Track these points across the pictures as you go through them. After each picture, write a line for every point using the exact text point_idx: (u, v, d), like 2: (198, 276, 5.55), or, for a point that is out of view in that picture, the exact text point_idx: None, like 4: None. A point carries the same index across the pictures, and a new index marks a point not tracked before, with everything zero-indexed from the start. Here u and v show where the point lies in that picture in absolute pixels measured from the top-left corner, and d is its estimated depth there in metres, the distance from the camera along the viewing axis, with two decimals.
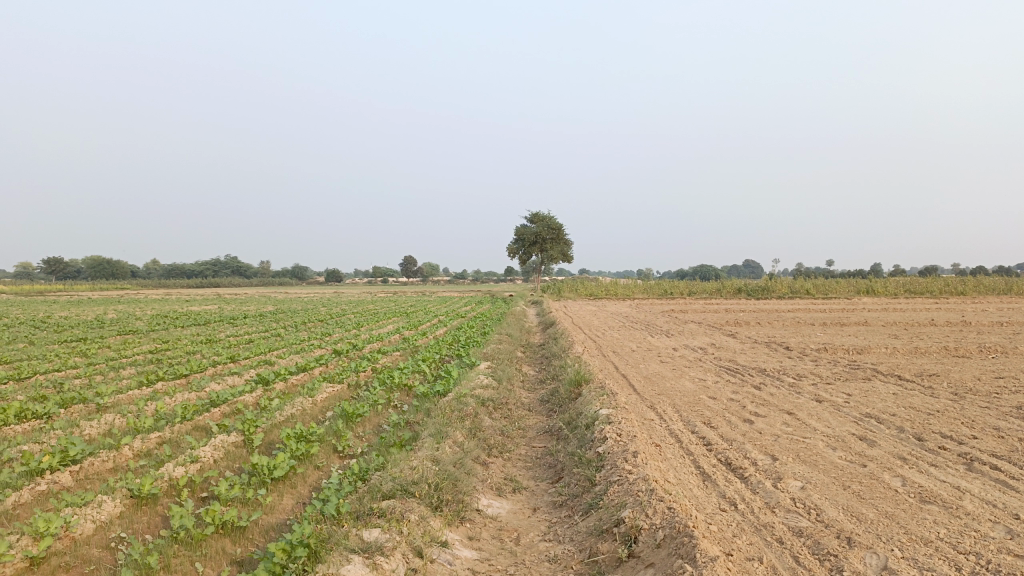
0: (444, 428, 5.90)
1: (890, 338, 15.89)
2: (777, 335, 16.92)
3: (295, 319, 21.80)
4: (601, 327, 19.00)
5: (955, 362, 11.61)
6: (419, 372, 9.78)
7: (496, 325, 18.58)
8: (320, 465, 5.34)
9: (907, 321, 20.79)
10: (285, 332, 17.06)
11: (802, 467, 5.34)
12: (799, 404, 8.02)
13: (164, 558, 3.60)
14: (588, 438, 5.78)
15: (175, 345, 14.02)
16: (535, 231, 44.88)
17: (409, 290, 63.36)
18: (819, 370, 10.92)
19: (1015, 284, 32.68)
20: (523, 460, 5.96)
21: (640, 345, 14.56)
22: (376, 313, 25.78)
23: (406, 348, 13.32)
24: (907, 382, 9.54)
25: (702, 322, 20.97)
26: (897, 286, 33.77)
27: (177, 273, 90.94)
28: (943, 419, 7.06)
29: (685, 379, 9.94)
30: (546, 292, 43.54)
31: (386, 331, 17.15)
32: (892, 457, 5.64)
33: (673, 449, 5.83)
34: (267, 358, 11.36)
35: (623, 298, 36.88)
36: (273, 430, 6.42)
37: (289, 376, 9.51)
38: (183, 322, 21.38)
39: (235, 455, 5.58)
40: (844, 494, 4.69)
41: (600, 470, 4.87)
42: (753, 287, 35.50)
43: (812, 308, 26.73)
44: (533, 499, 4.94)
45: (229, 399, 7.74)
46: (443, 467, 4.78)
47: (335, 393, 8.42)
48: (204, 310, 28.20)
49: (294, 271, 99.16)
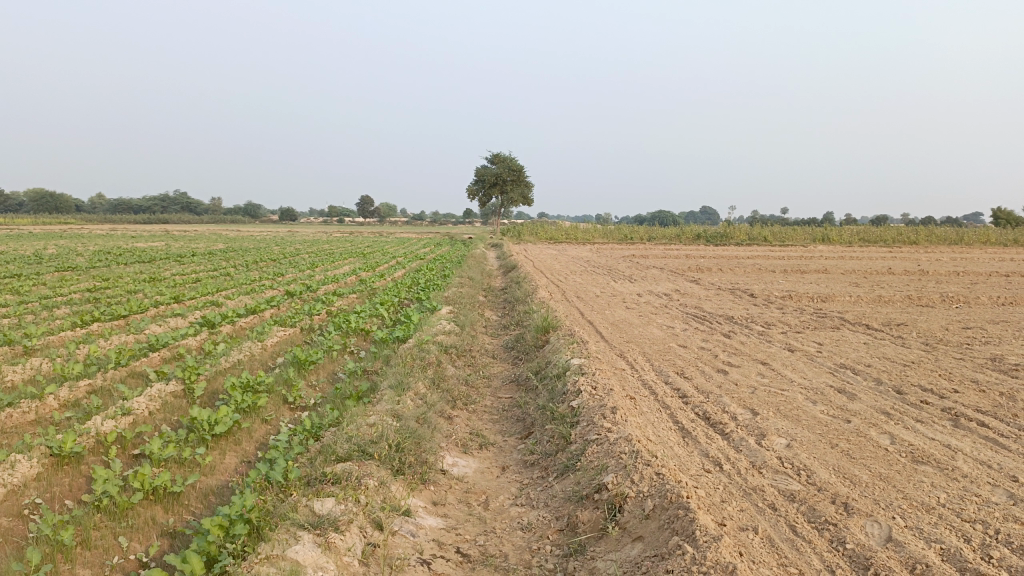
0: (405, 378, 5.46)
1: (852, 286, 15.87)
2: (740, 281, 16.78)
3: (246, 258, 20.92)
4: (563, 272, 18.63)
5: (920, 312, 11.53)
6: (377, 316, 9.31)
7: (456, 268, 18.03)
8: (268, 419, 4.87)
9: (864, 269, 20.87)
10: (235, 271, 16.29)
11: (784, 421, 5.05)
12: (771, 354, 7.76)
13: (82, 531, 3.12)
14: (560, 390, 5.40)
15: (116, 283, 13.24)
16: (496, 172, 44.03)
17: (365, 229, 62.29)
18: (787, 318, 10.74)
19: (966, 235, 33.20)
20: (489, 413, 5.59)
21: (605, 290, 14.25)
22: (333, 253, 24.96)
23: (363, 290, 12.77)
24: (876, 332, 9.38)
25: (664, 268, 20.70)
26: (851, 235, 34.08)
27: (124, 209, 87.94)
28: (920, 371, 6.88)
29: (653, 327, 9.63)
30: (506, 234, 42.99)
31: (341, 272, 16.51)
32: (875, 412, 5.39)
33: (648, 401, 5.50)
34: (214, 299, 10.72)
35: (583, 242, 36.50)
36: (217, 378, 5.90)
37: (238, 318, 8.93)
38: (126, 259, 20.37)
39: (173, 407, 5.08)
40: (833, 453, 4.40)
41: (575, 427, 4.49)
42: (712, 234, 35.42)
43: (770, 255, 26.75)
44: (501, 457, 4.56)
45: (171, 343, 7.17)
46: (404, 423, 4.35)
47: (287, 338, 7.89)
48: (151, 247, 26.99)
49: (248, 209, 96.72)
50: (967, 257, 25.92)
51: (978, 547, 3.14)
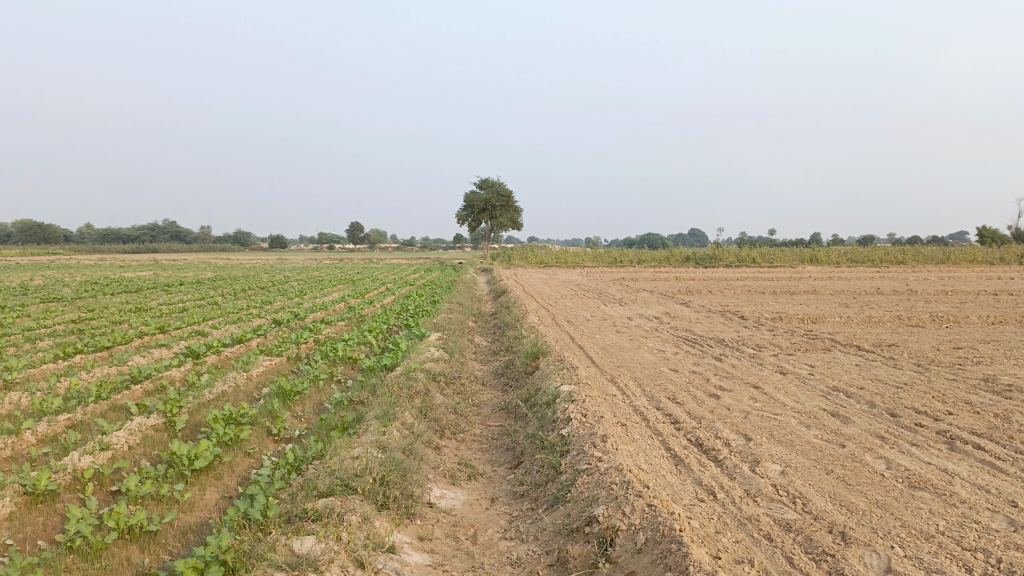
0: (391, 408, 5.35)
1: (842, 307, 15.86)
2: (731, 304, 16.75)
3: (234, 286, 20.76)
4: (553, 296, 18.58)
5: (910, 332, 11.50)
6: (365, 344, 9.19)
7: (445, 293, 17.94)
8: (251, 451, 4.75)
9: (853, 290, 20.90)
10: (222, 300, 16.14)
11: (778, 447, 4.97)
12: (763, 377, 7.69)
13: (53, 574, 2.99)
14: (549, 418, 5.30)
15: (101, 313, 13.07)
16: (484, 198, 44.11)
17: (355, 256, 62.16)
18: (778, 340, 10.69)
19: (953, 254, 33.38)
20: (477, 442, 5.48)
21: (595, 314, 14.19)
22: (321, 280, 24.84)
23: (352, 317, 12.66)
24: (868, 353, 9.33)
25: (654, 291, 20.65)
26: (840, 256, 34.23)
27: (112, 238, 87.56)
28: (913, 393, 6.83)
29: (644, 351, 9.55)
30: (496, 259, 42.98)
31: (330, 300, 16.37)
32: (870, 436, 5.31)
33: (640, 428, 5.41)
34: (199, 329, 10.56)
35: (573, 266, 36.51)
36: (199, 411, 5.77)
37: (223, 348, 8.79)
38: (113, 288, 20.18)
39: (153, 441, 4.96)
40: (828, 479, 4.32)
41: (565, 457, 4.39)
42: (702, 256, 35.50)
43: (759, 277, 26.79)
44: (490, 489, 4.45)
45: (153, 374, 7.03)
46: (389, 455, 4.25)
47: (272, 367, 7.77)
48: (138, 278, 26.75)
49: (237, 236, 96.50)
50: (955, 276, 26.04)
51: None
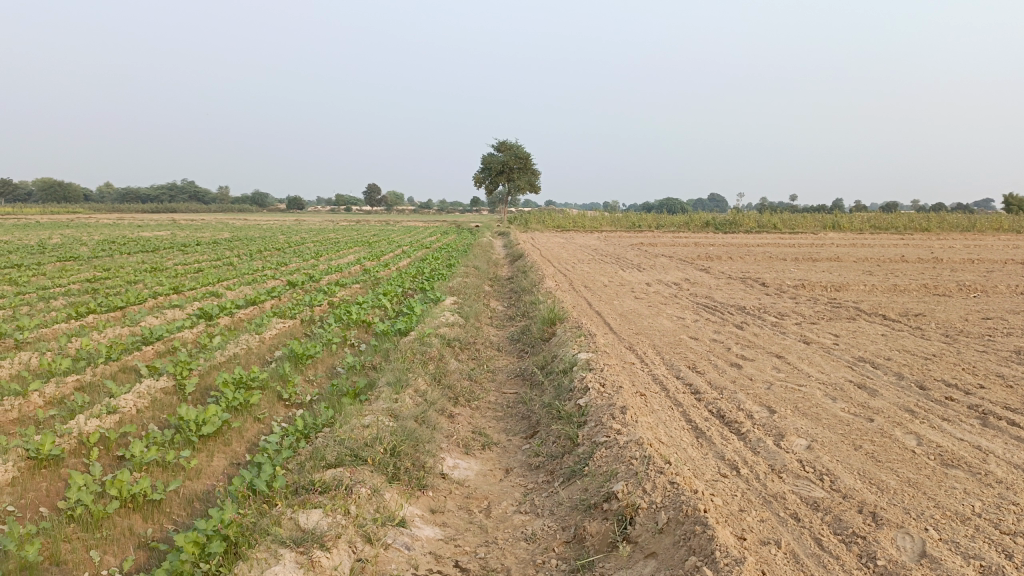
0: (404, 374, 5.22)
1: (865, 274, 15.54)
2: (751, 270, 16.46)
3: (251, 247, 20.74)
4: (570, 260, 18.35)
5: (936, 301, 11.20)
6: (380, 307, 9.06)
7: (462, 257, 17.77)
8: (260, 417, 4.64)
9: (877, 257, 20.51)
10: (238, 260, 16.09)
11: (803, 420, 4.79)
12: (786, 347, 7.49)
13: (52, 545, 2.90)
14: (566, 387, 5.15)
15: (117, 273, 13.04)
16: (502, 160, 43.69)
17: (372, 218, 62.05)
18: (800, 308, 10.45)
19: (979, 222, 32.69)
20: (492, 409, 5.36)
21: (613, 279, 13.97)
22: (338, 242, 24.78)
23: (367, 280, 12.52)
24: (894, 323, 9.07)
25: (672, 257, 20.37)
26: (862, 222, 33.66)
27: (131, 198, 87.94)
28: (942, 365, 6.61)
29: (663, 318, 9.36)
30: (513, 223, 42.72)
31: (346, 262, 16.28)
32: (899, 410, 5.12)
33: (659, 398, 5.25)
34: (214, 289, 10.48)
35: (590, 230, 36.19)
36: (209, 374, 5.67)
37: (237, 309, 8.70)
38: (130, 248, 20.21)
39: (163, 405, 4.88)
40: (856, 456, 4.14)
41: (583, 428, 4.24)
42: (721, 221, 35.01)
43: (781, 243, 26.36)
44: (505, 459, 4.32)
45: (166, 336, 6.95)
46: (400, 424, 4.11)
47: (286, 330, 7.66)
48: (156, 237, 26.76)
49: (255, 197, 96.58)
50: (981, 245, 25.48)
51: (1021, 564, 2.88)
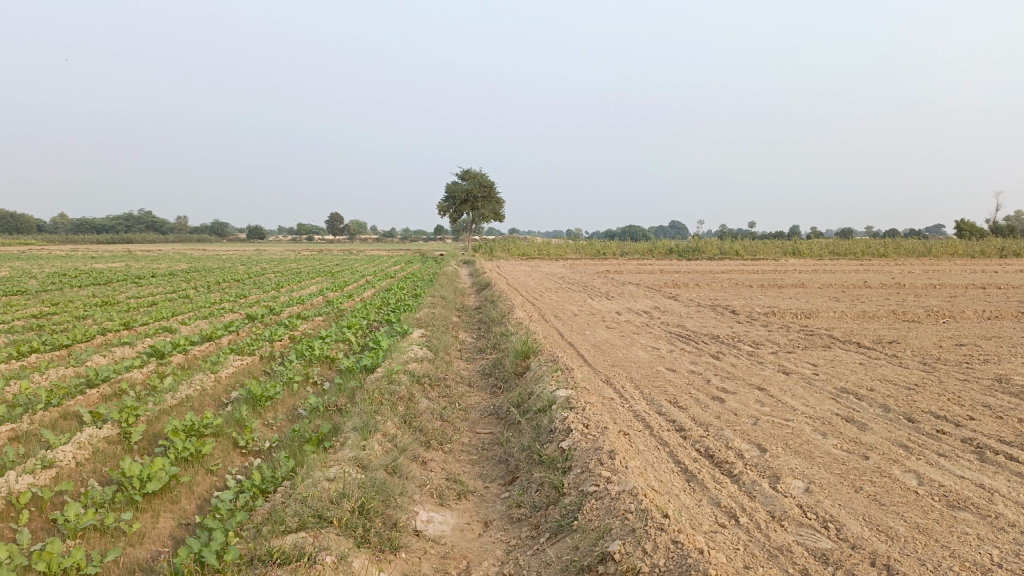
0: (372, 417, 4.85)
1: (832, 301, 15.53)
2: (720, 298, 16.37)
3: (209, 278, 20.13)
4: (537, 289, 18.10)
5: (908, 328, 11.14)
6: (344, 341, 8.66)
7: (427, 287, 17.41)
8: (212, 468, 4.24)
9: (841, 283, 20.65)
10: (195, 293, 15.52)
11: (797, 459, 4.54)
12: (766, 378, 7.26)
13: None
14: (546, 428, 4.83)
15: (64, 308, 12.41)
16: (465, 189, 43.50)
17: (334, 247, 61.30)
18: (774, 336, 10.30)
19: (933, 247, 33.34)
20: (467, 452, 5.01)
21: (583, 308, 13.72)
22: (300, 272, 24.23)
23: (330, 312, 12.09)
24: (870, 351, 8.94)
25: (640, 284, 20.24)
26: (821, 248, 34.11)
27: (86, 229, 86.01)
28: (927, 395, 6.44)
29: (637, 348, 9.10)
30: (477, 251, 42.44)
31: (307, 293, 15.81)
32: (892, 445, 4.89)
33: (644, 438, 4.96)
34: (167, 325, 9.98)
35: (555, 258, 36.04)
36: (159, 420, 5.23)
37: (191, 346, 8.22)
38: (82, 282, 19.43)
39: (105, 458, 4.44)
40: (858, 499, 3.89)
41: (568, 475, 3.92)
42: (684, 248, 35.17)
43: (745, 270, 26.48)
44: (483, 510, 3.97)
45: (113, 377, 6.47)
46: (369, 476, 3.76)
47: (244, 368, 7.22)
48: (109, 269, 25.92)
49: (214, 227, 95.10)
50: (939, 270, 25.87)
51: None
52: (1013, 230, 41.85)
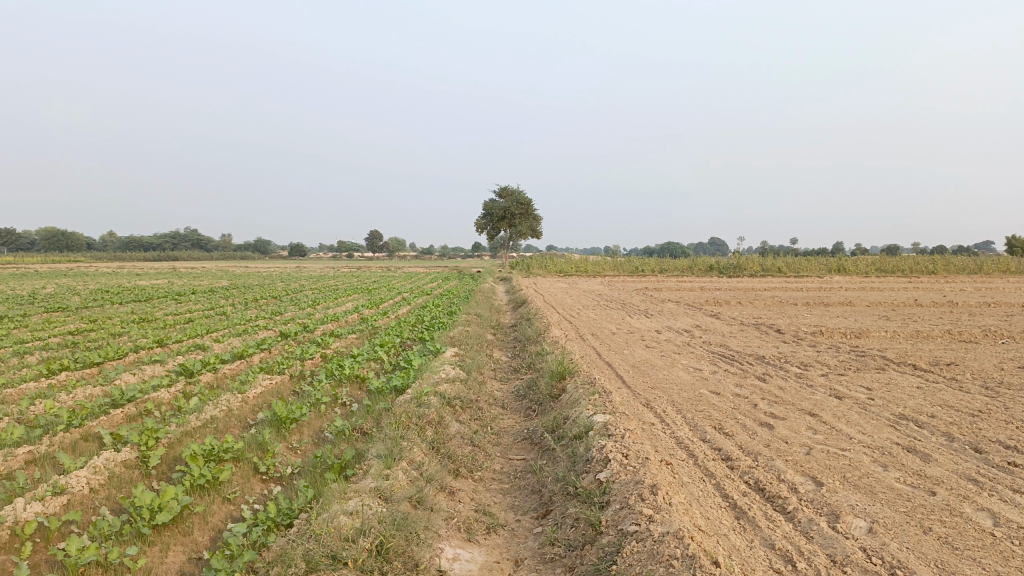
0: (398, 443, 4.60)
1: (883, 320, 14.93)
2: (764, 316, 15.87)
3: (247, 295, 20.18)
4: (575, 306, 17.76)
5: (965, 348, 10.57)
6: (375, 360, 8.44)
7: (464, 304, 17.20)
8: (229, 497, 4.03)
9: (890, 301, 19.93)
10: (232, 310, 15.54)
11: (856, 495, 4.17)
12: (818, 403, 6.84)
13: None
14: (582, 456, 4.53)
15: (102, 325, 12.46)
16: (503, 206, 43.37)
17: (371, 264, 61.70)
18: (823, 357, 9.83)
19: (985, 264, 32.17)
20: (498, 481, 4.73)
21: (621, 327, 13.37)
22: (337, 289, 24.22)
23: (364, 330, 11.92)
24: (927, 374, 8.43)
25: (680, 301, 19.78)
26: (867, 265, 33.17)
27: (134, 246, 88.15)
28: (994, 423, 5.96)
29: (679, 369, 8.73)
30: (515, 268, 42.21)
31: (342, 310, 15.70)
32: (960, 479, 4.46)
33: (688, 468, 4.63)
34: (200, 342, 9.90)
35: (593, 275, 35.67)
36: (180, 443, 5.05)
37: (221, 364, 8.09)
38: (124, 298, 19.64)
39: (121, 483, 4.27)
40: (929, 541, 3.50)
41: (606, 511, 3.62)
42: (725, 265, 34.54)
43: (788, 287, 25.78)
44: (514, 547, 3.69)
45: (139, 396, 6.36)
46: (391, 509, 3.50)
47: (272, 387, 7.05)
48: (152, 285, 26.27)
49: (257, 244, 96.72)
50: (992, 287, 24.89)
51: None
52: None
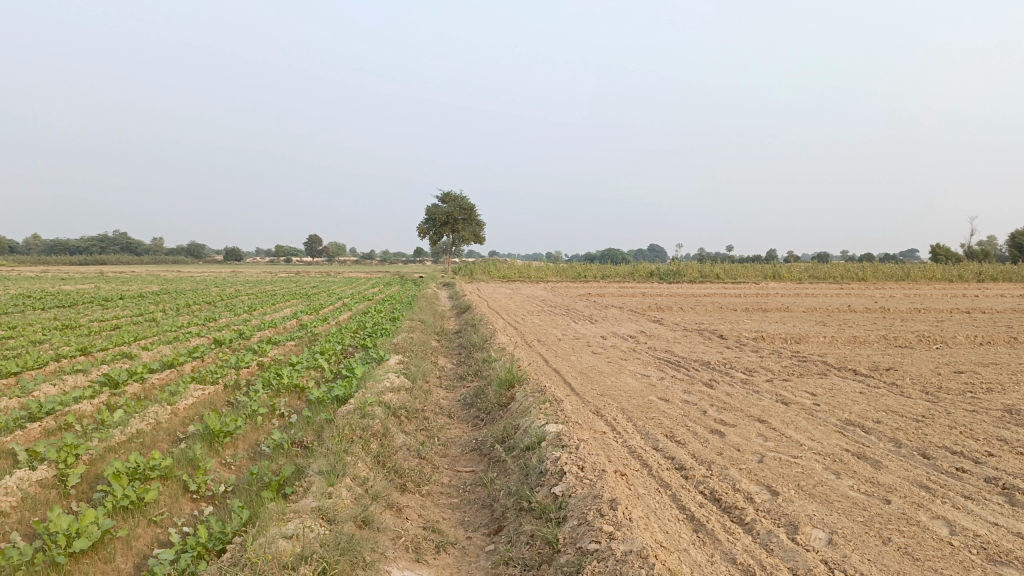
0: (340, 458, 4.35)
1: (820, 325, 15.21)
2: (706, 321, 16.01)
3: (179, 301, 19.41)
4: (519, 312, 17.64)
5: (901, 354, 10.80)
6: (315, 368, 8.12)
7: (407, 310, 16.88)
8: (156, 518, 3.72)
9: (826, 307, 20.41)
10: (162, 316, 14.91)
11: (813, 504, 4.10)
12: (766, 409, 6.83)
13: None
14: (535, 469, 4.36)
15: (21, 331, 11.75)
16: (446, 211, 43.07)
17: (310, 269, 60.55)
18: (767, 362, 9.91)
19: (912, 271, 33.32)
20: (447, 495, 4.53)
21: (567, 333, 13.28)
22: (275, 294, 23.51)
23: (303, 337, 11.52)
24: (868, 379, 8.54)
25: (623, 308, 19.85)
26: (801, 272, 34.01)
27: (59, 249, 84.62)
28: (938, 428, 6.02)
29: (626, 376, 8.65)
30: (458, 273, 41.95)
31: (280, 316, 15.21)
32: (912, 487, 4.45)
33: (643, 479, 4.50)
34: (127, 350, 9.38)
35: (535, 281, 35.68)
36: (102, 459, 4.69)
37: (149, 374, 7.65)
38: (46, 303, 18.65)
39: (35, 505, 3.90)
40: (889, 552, 3.44)
41: (563, 528, 3.46)
42: (665, 271, 34.99)
43: (727, 293, 26.21)
44: (466, 567, 3.49)
45: (59, 409, 5.92)
46: (335, 531, 3.26)
47: (205, 398, 6.68)
48: (78, 290, 25.13)
49: (191, 248, 94.03)
50: (920, 294, 25.78)
51: None
52: (988, 253, 42.15)
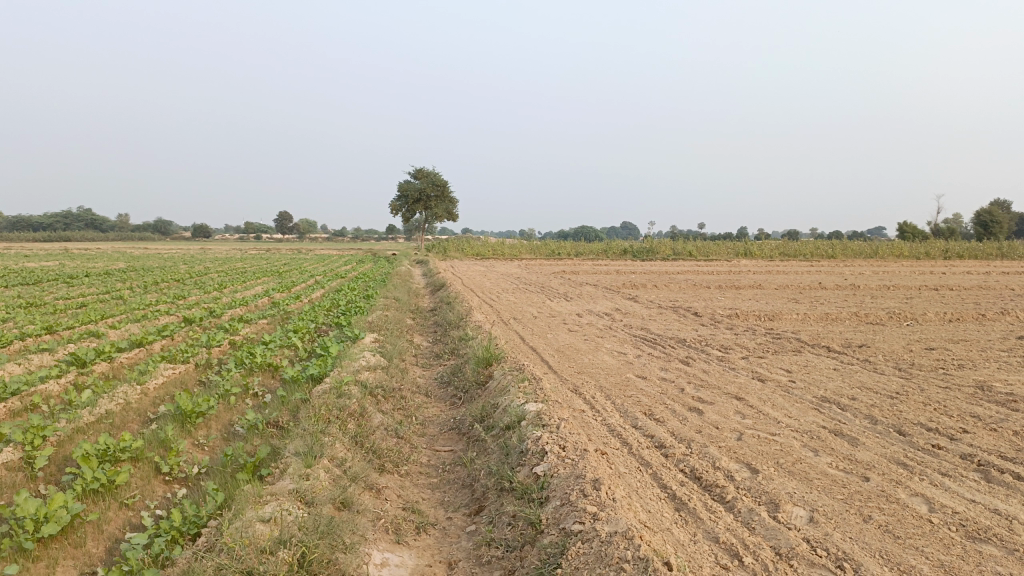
0: (317, 438, 4.26)
1: (792, 303, 15.35)
2: (680, 299, 16.07)
3: (147, 278, 19.04)
4: (494, 290, 17.57)
5: (873, 331, 10.92)
6: (289, 347, 7.99)
7: (381, 287, 16.72)
8: (128, 502, 3.61)
9: (798, 285, 20.60)
10: (130, 294, 14.60)
11: (793, 482, 4.11)
12: (743, 386, 6.85)
13: None
14: (516, 448, 4.31)
15: None
16: (419, 188, 42.71)
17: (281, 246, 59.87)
18: (742, 340, 9.97)
19: (880, 249, 33.79)
20: (426, 475, 4.47)
21: (542, 310, 13.24)
22: (245, 271, 23.18)
23: (275, 315, 11.34)
24: (841, 356, 8.62)
25: (598, 285, 19.86)
26: (772, 250, 34.32)
27: (22, 225, 82.68)
28: (912, 405, 6.08)
29: (603, 353, 8.63)
30: (431, 250, 41.71)
31: (252, 294, 14.99)
32: (890, 464, 4.48)
33: (623, 458, 4.48)
34: (94, 328, 9.16)
35: (509, 258, 35.59)
36: (71, 441, 4.55)
37: (118, 353, 7.47)
38: (8, 280, 18.18)
39: (0, 488, 3.77)
40: (871, 530, 3.45)
41: (546, 508, 3.42)
42: (639, 249, 35.09)
43: (700, 270, 26.34)
44: (447, 548, 3.44)
45: (24, 389, 5.75)
46: (313, 514, 3.19)
47: (175, 377, 6.53)
48: (42, 267, 24.56)
49: (158, 224, 92.40)
50: (888, 272, 26.11)
51: None
52: (954, 231, 42.85)
